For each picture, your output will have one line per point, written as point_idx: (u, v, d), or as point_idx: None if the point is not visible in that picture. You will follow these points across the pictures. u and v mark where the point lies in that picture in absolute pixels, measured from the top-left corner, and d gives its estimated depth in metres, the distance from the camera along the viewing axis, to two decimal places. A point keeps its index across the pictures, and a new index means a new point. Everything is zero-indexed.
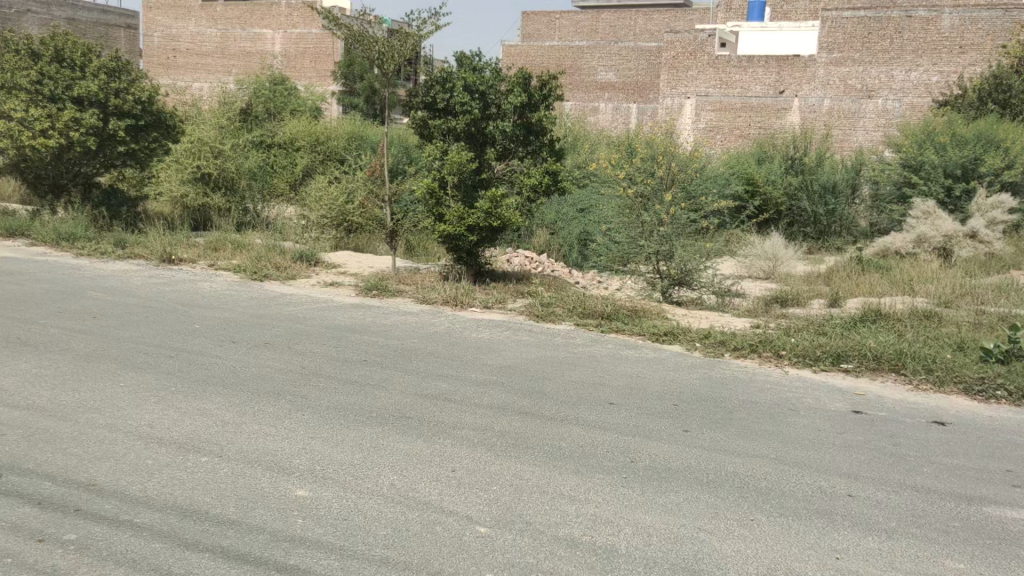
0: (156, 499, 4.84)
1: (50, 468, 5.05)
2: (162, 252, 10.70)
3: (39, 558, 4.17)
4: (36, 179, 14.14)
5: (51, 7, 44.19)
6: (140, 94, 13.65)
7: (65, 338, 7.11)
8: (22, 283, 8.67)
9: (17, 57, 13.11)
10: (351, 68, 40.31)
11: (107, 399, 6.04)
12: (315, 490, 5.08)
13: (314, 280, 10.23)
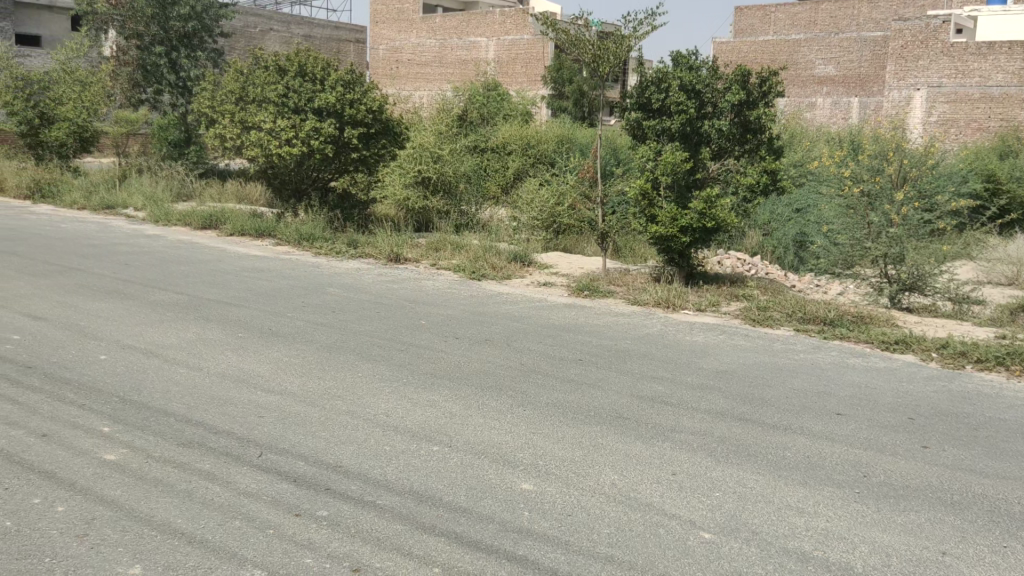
0: (395, 483, 5.16)
1: (303, 449, 5.52)
2: (390, 252, 11.43)
3: (296, 531, 4.57)
4: (280, 185, 15.53)
5: (290, 26, 48.37)
6: (371, 104, 14.65)
7: (309, 329, 7.75)
8: (272, 279, 9.55)
9: (266, 73, 14.45)
10: (561, 72, 41.04)
11: (348, 387, 6.52)
12: (539, 484, 5.21)
13: (528, 280, 10.53)
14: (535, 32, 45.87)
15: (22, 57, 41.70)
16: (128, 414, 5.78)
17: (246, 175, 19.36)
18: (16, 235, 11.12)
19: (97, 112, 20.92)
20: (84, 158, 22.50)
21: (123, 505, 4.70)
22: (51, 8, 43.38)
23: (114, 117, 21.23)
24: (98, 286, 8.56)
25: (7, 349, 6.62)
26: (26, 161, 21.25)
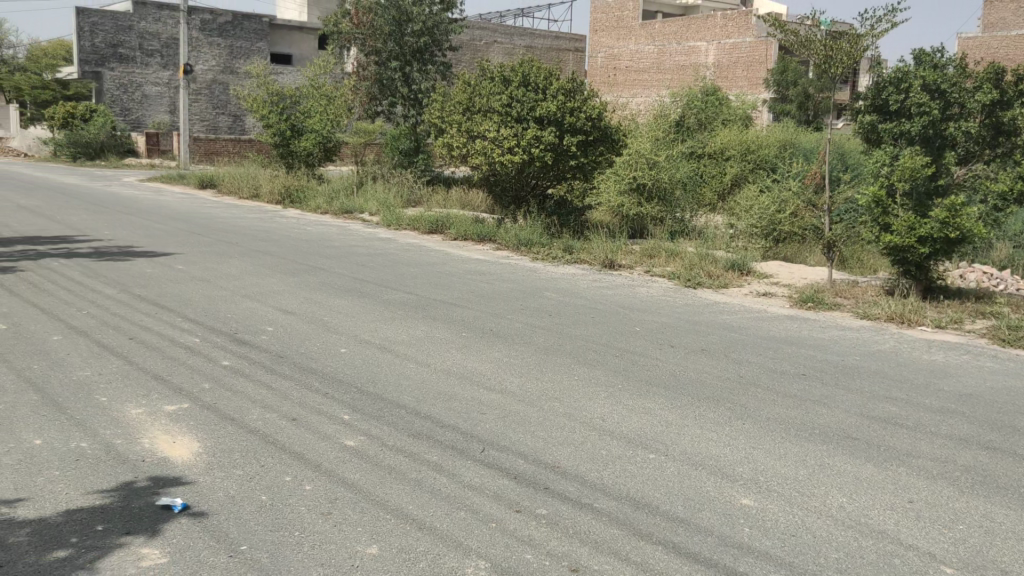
0: (612, 488, 5.19)
1: (523, 448, 5.69)
2: (604, 257, 11.56)
3: (518, 527, 4.72)
4: (502, 192, 16.22)
5: (513, 37, 50.10)
6: (591, 112, 14.96)
7: (528, 332, 7.98)
8: (493, 281, 9.94)
9: (492, 84, 15.09)
10: (786, 74, 39.41)
11: (565, 390, 6.64)
12: (761, 501, 5.05)
13: (747, 289, 10.25)
14: (758, 34, 44.36)
15: (277, 75, 46.12)
16: (365, 404, 6.23)
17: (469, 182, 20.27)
18: (268, 237, 12.30)
19: (339, 124, 22.75)
20: (326, 166, 24.46)
21: (361, 488, 5.07)
22: (301, 29, 47.66)
23: (354, 127, 23.05)
24: (338, 285, 9.28)
25: (263, 339, 7.35)
26: (278, 169, 23.46)
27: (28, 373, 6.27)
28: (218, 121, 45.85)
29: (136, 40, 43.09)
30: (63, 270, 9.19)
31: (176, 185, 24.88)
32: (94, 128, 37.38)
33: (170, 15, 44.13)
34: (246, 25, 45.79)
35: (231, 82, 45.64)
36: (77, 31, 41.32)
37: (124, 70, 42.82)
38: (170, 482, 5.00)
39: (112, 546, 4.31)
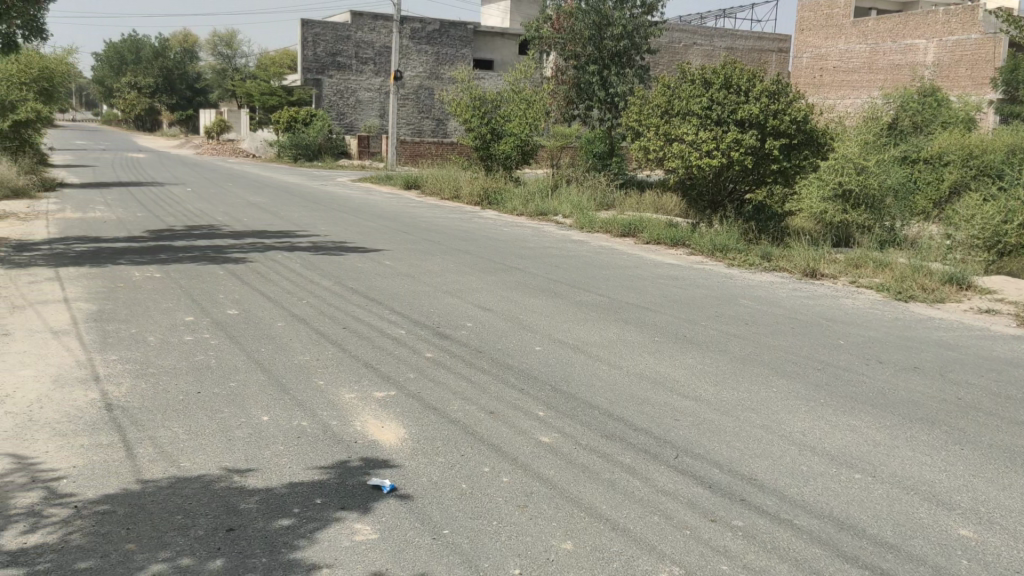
0: (813, 505, 4.99)
1: (719, 457, 5.59)
2: (806, 266, 11.12)
3: (713, 536, 4.63)
4: (698, 196, 16.04)
5: (714, 38, 48.99)
6: (796, 114, 14.41)
7: (723, 339, 7.82)
8: (688, 287, 9.81)
9: (692, 85, 14.91)
10: (1019, 73, 35.91)
11: (763, 402, 6.46)
12: (981, 533, 4.68)
13: (966, 305, 9.51)
14: (987, 30, 40.83)
15: (481, 79, 48.14)
16: (559, 402, 6.34)
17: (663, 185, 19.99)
18: (467, 236, 12.79)
19: (537, 127, 23.27)
20: (522, 169, 25.05)
21: (556, 485, 5.17)
22: (502, 34, 49.05)
23: (551, 131, 23.46)
24: (533, 285, 9.50)
25: (463, 333, 7.67)
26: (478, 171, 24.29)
27: (257, 355, 6.88)
28: (422, 124, 48.09)
29: (352, 49, 46.02)
30: (286, 262, 10.00)
31: (383, 186, 26.34)
32: (313, 132, 40.30)
33: (383, 25, 46.80)
34: (451, 33, 47.73)
35: (436, 87, 47.75)
36: (301, 42, 44.74)
37: (341, 77, 45.89)
38: (379, 464, 5.32)
39: (329, 519, 4.65)
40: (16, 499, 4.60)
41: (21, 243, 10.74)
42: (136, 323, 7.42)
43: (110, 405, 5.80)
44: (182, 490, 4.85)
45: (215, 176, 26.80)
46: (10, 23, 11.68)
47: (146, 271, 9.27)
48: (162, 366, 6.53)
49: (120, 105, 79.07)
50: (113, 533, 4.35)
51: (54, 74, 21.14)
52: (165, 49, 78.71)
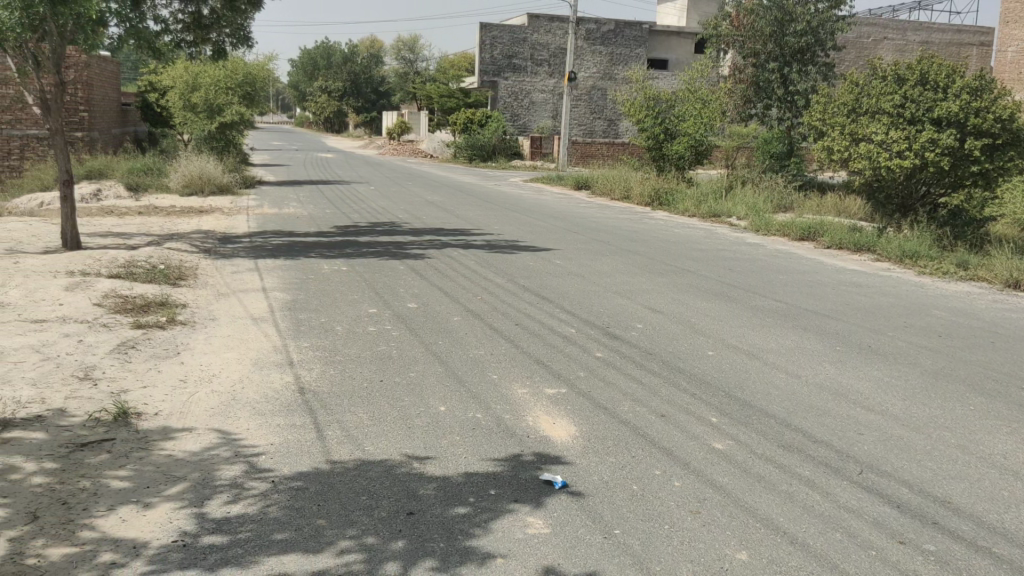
0: (1016, 534, 4.61)
1: (907, 476, 5.27)
2: (1008, 276, 10.26)
3: (901, 559, 4.36)
4: (887, 199, 15.69)
5: (907, 32, 46.10)
6: (1002, 112, 13.26)
7: (912, 352, 7.36)
8: (874, 295, 9.28)
9: (884, 82, 14.41)
10: None
11: (958, 420, 6.02)
12: None
13: None
14: None
15: (655, 79, 47.69)
16: (733, 409, 6.18)
17: (847, 186, 18.82)
18: (639, 237, 12.72)
19: (712, 127, 22.72)
20: (696, 170, 24.56)
21: (730, 492, 5.03)
22: (678, 33, 48.35)
23: (728, 130, 22.85)
24: (707, 288, 9.32)
25: (634, 335, 7.64)
26: (651, 172, 24.13)
27: (435, 348, 7.15)
28: (594, 125, 48.23)
29: (528, 51, 46.81)
30: (461, 259, 10.32)
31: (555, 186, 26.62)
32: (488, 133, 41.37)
33: (559, 26, 47.32)
34: (627, 33, 47.58)
35: (609, 88, 47.70)
36: (479, 45, 46.04)
37: (516, 79, 46.81)
38: (552, 460, 5.39)
39: (503, 511, 4.76)
40: (222, 470, 5.00)
41: (226, 236, 11.67)
42: (325, 313, 7.89)
43: (302, 388, 6.20)
44: (367, 472, 5.11)
45: (396, 175, 28.08)
46: (222, 31, 12.70)
47: (334, 264, 9.84)
48: (349, 354, 6.92)
49: (311, 108, 84.40)
50: (305, 509, 4.64)
51: (255, 79, 22.71)
52: (353, 54, 83.18)
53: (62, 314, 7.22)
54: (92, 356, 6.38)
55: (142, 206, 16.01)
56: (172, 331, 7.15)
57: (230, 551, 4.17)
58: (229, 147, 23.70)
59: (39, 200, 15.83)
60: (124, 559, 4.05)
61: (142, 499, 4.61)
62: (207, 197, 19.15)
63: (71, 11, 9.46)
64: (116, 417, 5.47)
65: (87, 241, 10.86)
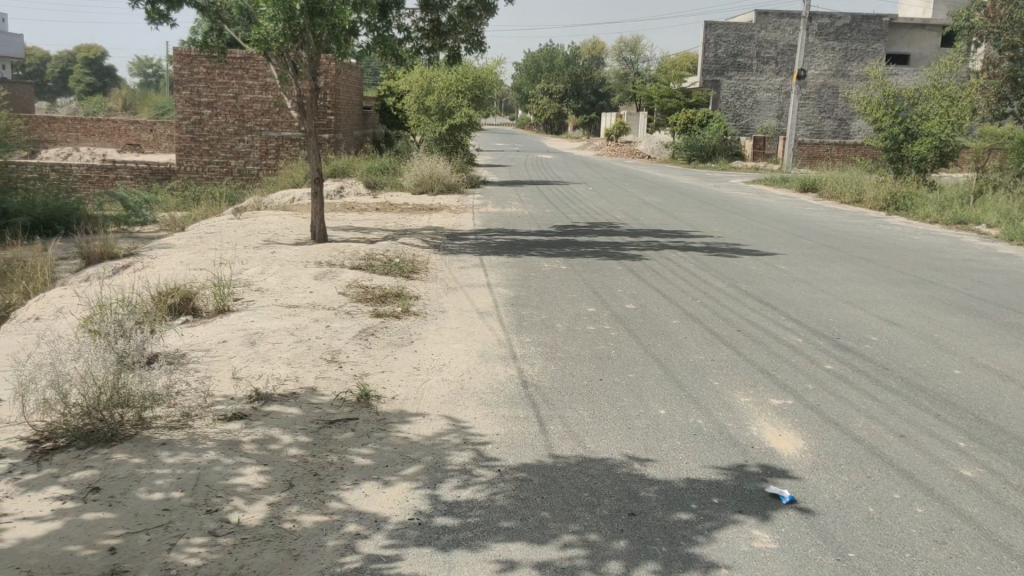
0: None
1: None
2: None
3: None
4: None
5: None
6: None
7: None
8: None
9: None
10: None
11: None
12: None
13: None
14: None
15: (894, 75, 44.49)
16: (983, 435, 5.66)
17: None
18: (872, 244, 11.95)
19: (961, 126, 20.96)
20: (939, 172, 22.67)
21: (982, 525, 4.60)
22: (922, 26, 45.24)
23: (978, 129, 20.98)
24: (951, 301, 8.60)
25: (869, 347, 7.21)
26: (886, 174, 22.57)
27: (654, 350, 7.11)
28: (823, 125, 45.88)
29: (755, 49, 45.49)
30: (679, 261, 10.19)
31: (779, 188, 25.57)
32: (709, 134, 40.53)
33: (789, 22, 45.54)
34: (864, 27, 44.93)
35: (842, 85, 45.25)
36: (703, 44, 45.33)
37: (741, 78, 45.61)
38: (778, 473, 5.16)
39: (726, 520, 4.62)
40: (452, 456, 5.24)
41: (454, 232, 12.25)
42: (547, 310, 8.07)
43: (525, 382, 6.38)
44: (588, 469, 5.16)
45: (614, 176, 28.14)
46: (458, 38, 13.30)
47: (554, 263, 10.06)
48: (569, 352, 7.03)
49: (532, 109, 86.67)
50: (529, 500, 4.77)
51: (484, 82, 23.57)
52: (575, 56, 84.48)
53: (313, 300, 7.89)
54: (338, 341, 6.91)
55: (380, 203, 17.12)
56: (407, 321, 7.60)
57: (461, 534, 4.36)
58: (458, 148, 24.77)
59: (291, 196, 17.29)
60: (367, 531, 4.34)
61: (382, 477, 4.92)
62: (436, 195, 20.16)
63: (326, 22, 10.27)
64: (358, 398, 5.89)
65: (333, 234, 11.79)
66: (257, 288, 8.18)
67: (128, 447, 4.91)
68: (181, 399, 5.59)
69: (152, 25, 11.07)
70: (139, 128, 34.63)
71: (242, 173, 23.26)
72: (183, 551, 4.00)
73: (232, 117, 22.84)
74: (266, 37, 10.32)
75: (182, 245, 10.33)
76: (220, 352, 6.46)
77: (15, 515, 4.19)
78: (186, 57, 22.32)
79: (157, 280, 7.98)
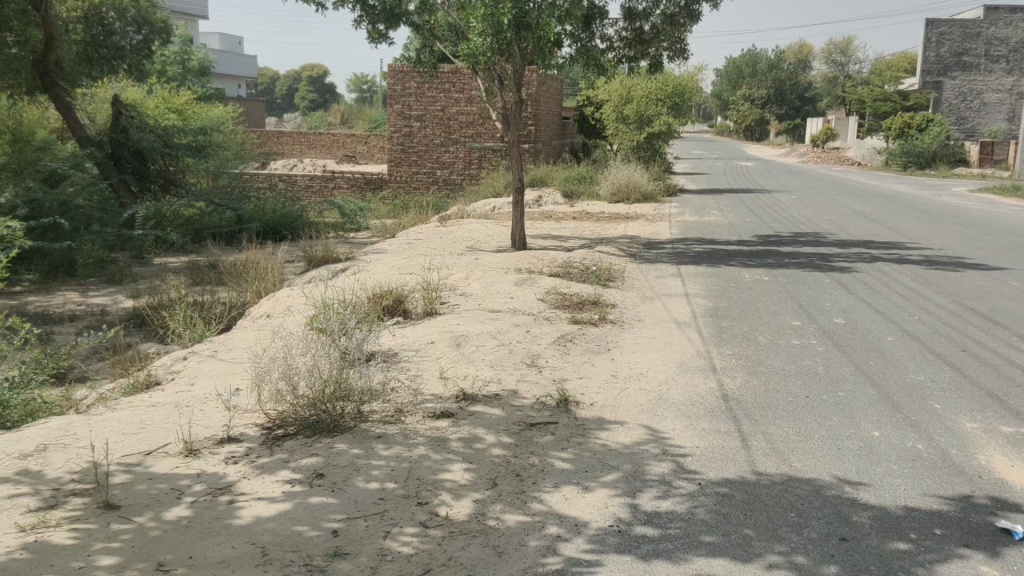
0: None
1: None
2: None
3: None
4: None
5: None
6: None
7: None
8: None
9: None
10: None
11: None
12: None
13: None
14: None
15: None
16: None
17: None
18: None
19: None
20: None
21: None
22: None
23: None
24: None
25: None
26: None
27: (866, 368, 6.72)
28: None
29: (983, 47, 42.06)
30: (893, 275, 9.58)
31: (1010, 197, 23.35)
32: (928, 139, 37.74)
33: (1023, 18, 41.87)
34: None
35: None
36: (924, 43, 42.50)
37: (965, 78, 42.30)
38: (1010, 508, 4.72)
39: (950, 554, 4.26)
40: (652, 466, 5.21)
41: (651, 242, 12.18)
42: (748, 322, 7.84)
43: (726, 396, 6.23)
44: (795, 489, 4.95)
45: (819, 184, 26.87)
46: (660, 45, 13.22)
47: (755, 274, 9.76)
48: (772, 366, 6.80)
49: (731, 117, 84.50)
50: (732, 516, 4.64)
51: (685, 90, 23.30)
52: (779, 61, 81.54)
53: (514, 305, 8.12)
54: (538, 345, 7.07)
55: (578, 212, 17.29)
56: (605, 329, 7.64)
57: (661, 545, 4.32)
58: (655, 156, 24.60)
59: (492, 205, 17.88)
60: (568, 534, 4.40)
61: (582, 482, 4.97)
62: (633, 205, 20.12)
63: (532, 35, 10.55)
64: (558, 403, 5.99)
65: (533, 242, 12.06)
66: (462, 292, 8.53)
67: (348, 438, 5.28)
68: (394, 397, 5.93)
69: (372, 44, 11.82)
70: (354, 140, 37.05)
71: (447, 183, 24.32)
72: (397, 539, 4.24)
73: (439, 129, 23.93)
74: (475, 52, 10.78)
75: (394, 251, 10.95)
76: (428, 352, 6.80)
77: (252, 494, 4.61)
78: (399, 73, 23.58)
79: (373, 283, 8.52)
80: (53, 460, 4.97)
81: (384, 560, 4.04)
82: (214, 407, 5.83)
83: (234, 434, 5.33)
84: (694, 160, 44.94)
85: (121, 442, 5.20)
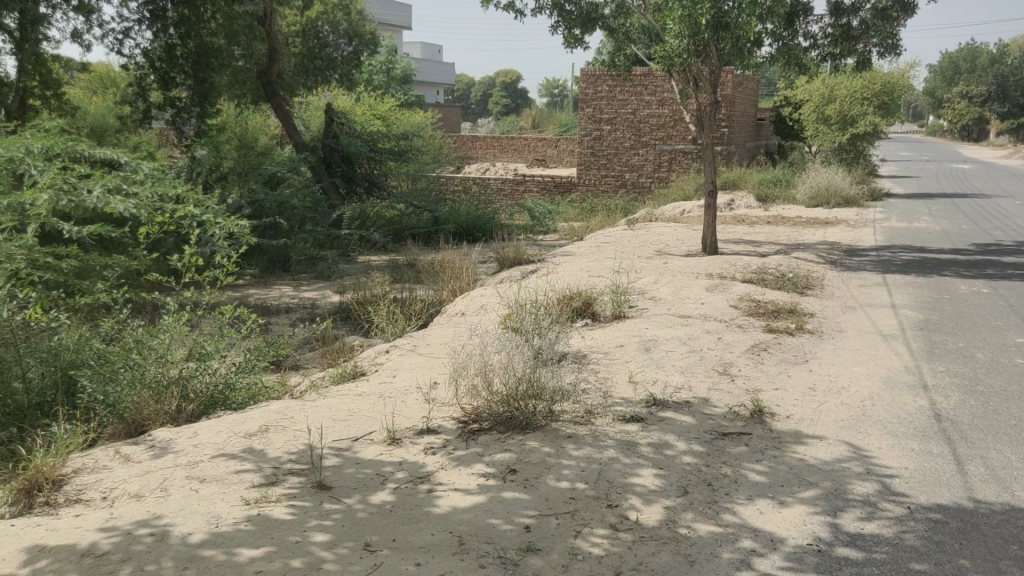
0: None
1: None
2: None
3: None
4: None
5: None
6: None
7: None
8: None
9: None
10: None
11: None
12: None
13: None
14: None
15: None
16: None
17: None
18: None
19: None
20: None
21: None
22: None
23: None
24: None
25: None
26: None
27: None
28: None
29: None
30: None
31: None
32: None
33: None
34: None
35: None
36: None
37: None
38: None
39: None
40: (854, 485, 4.94)
41: (853, 248, 11.54)
42: (964, 338, 7.26)
43: (939, 416, 5.80)
44: (1019, 521, 4.53)
45: None
46: (869, 42, 12.51)
47: (972, 285, 9.01)
48: (993, 386, 6.25)
49: (944, 115, 78.48)
50: (945, 544, 4.31)
51: (894, 88, 21.90)
52: (1001, 55, 74.62)
53: (705, 311, 7.96)
54: (731, 353, 6.89)
55: (773, 216, 16.66)
56: (802, 339, 7.33)
57: (864, 569, 4.09)
58: (858, 159, 23.28)
59: (682, 208, 17.61)
60: (764, 549, 4.26)
61: (778, 497, 4.79)
62: (833, 209, 19.15)
63: (730, 34, 10.29)
64: (752, 413, 5.81)
65: (726, 247, 11.74)
66: (651, 296, 8.48)
67: (539, 436, 5.38)
68: (584, 398, 5.97)
69: (568, 48, 11.97)
70: (544, 145, 37.63)
71: (635, 186, 24.19)
72: (588, 540, 4.27)
73: (629, 132, 23.89)
74: (671, 53, 10.69)
75: (584, 254, 11.04)
76: (618, 355, 6.81)
77: (449, 484, 4.79)
78: (592, 77, 23.83)
79: (562, 285, 8.63)
80: (273, 441, 5.40)
81: (575, 559, 4.08)
82: (414, 399, 6.12)
83: (433, 425, 5.58)
84: (900, 162, 42.11)
85: (332, 427, 5.58)
